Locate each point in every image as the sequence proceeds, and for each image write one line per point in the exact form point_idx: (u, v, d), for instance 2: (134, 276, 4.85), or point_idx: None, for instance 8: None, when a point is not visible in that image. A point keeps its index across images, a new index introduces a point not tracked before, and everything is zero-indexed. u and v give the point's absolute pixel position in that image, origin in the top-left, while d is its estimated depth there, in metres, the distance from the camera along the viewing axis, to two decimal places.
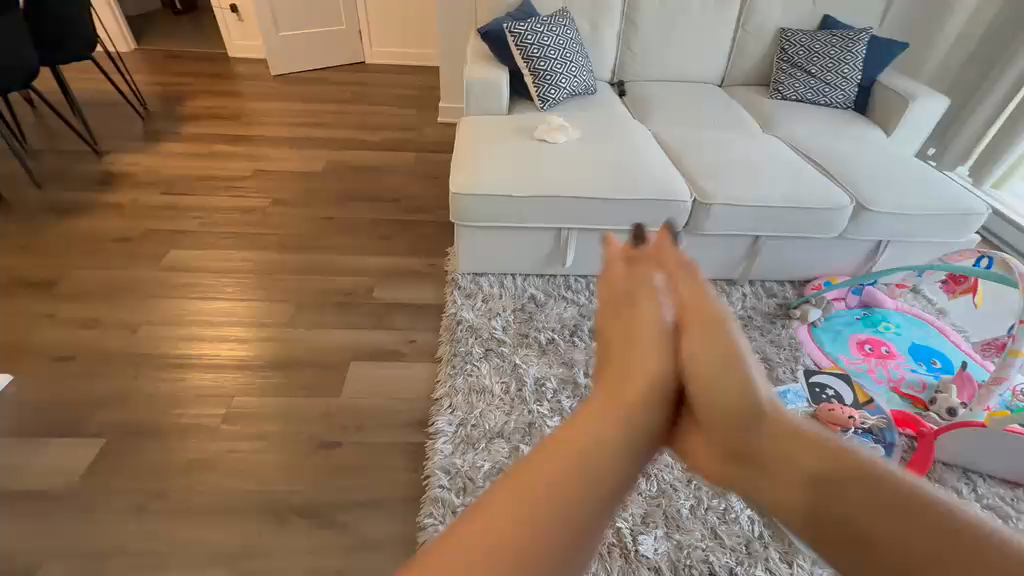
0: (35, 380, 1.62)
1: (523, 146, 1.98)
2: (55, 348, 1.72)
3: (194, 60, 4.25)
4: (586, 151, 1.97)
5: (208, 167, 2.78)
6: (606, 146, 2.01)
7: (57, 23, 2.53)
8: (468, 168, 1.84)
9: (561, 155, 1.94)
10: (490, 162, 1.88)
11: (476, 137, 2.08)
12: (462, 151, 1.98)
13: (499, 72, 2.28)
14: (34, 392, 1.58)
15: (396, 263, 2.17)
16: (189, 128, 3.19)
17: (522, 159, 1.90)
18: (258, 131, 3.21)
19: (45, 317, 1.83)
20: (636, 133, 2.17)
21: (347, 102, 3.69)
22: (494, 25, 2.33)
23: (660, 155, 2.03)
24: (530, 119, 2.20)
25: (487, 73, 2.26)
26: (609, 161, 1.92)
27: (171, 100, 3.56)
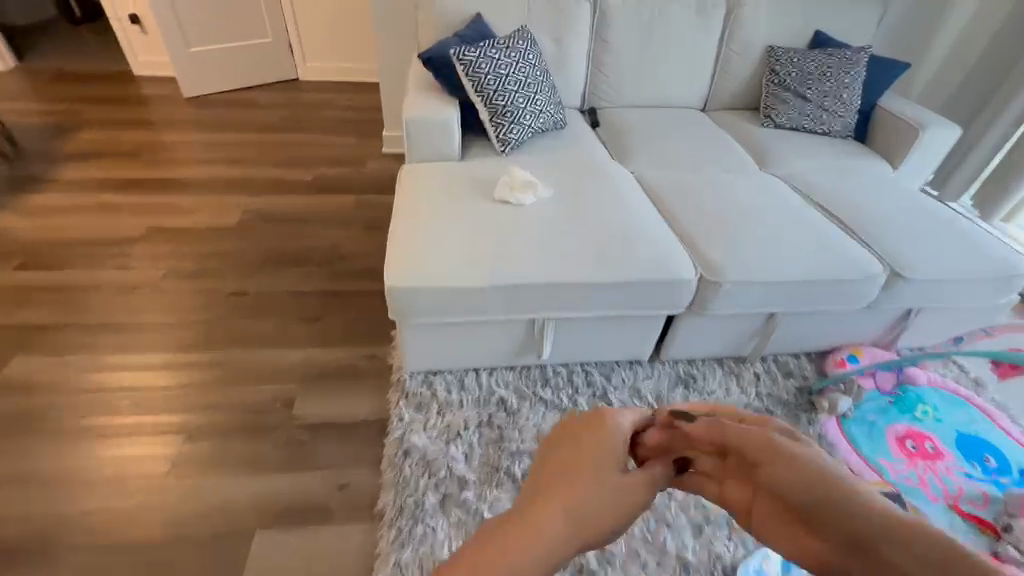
0: None
1: (481, 211, 1.55)
2: None
3: (89, 81, 3.60)
4: (562, 215, 1.55)
5: (87, 225, 2.22)
6: (585, 205, 1.60)
7: None
8: (410, 252, 1.39)
9: (530, 222, 1.51)
10: (439, 240, 1.44)
11: (421, 197, 1.63)
12: (401, 221, 1.52)
13: (448, 108, 1.84)
14: None
15: (324, 358, 1.69)
16: (72, 171, 2.60)
17: (480, 232, 1.47)
18: (160, 171, 2.66)
19: None
20: (619, 182, 1.77)
21: (273, 130, 3.15)
22: (438, 49, 1.89)
23: (652, 213, 1.63)
24: (488, 169, 1.77)
25: (433, 110, 1.82)
26: (591, 227, 1.51)
27: (52, 134, 2.93)
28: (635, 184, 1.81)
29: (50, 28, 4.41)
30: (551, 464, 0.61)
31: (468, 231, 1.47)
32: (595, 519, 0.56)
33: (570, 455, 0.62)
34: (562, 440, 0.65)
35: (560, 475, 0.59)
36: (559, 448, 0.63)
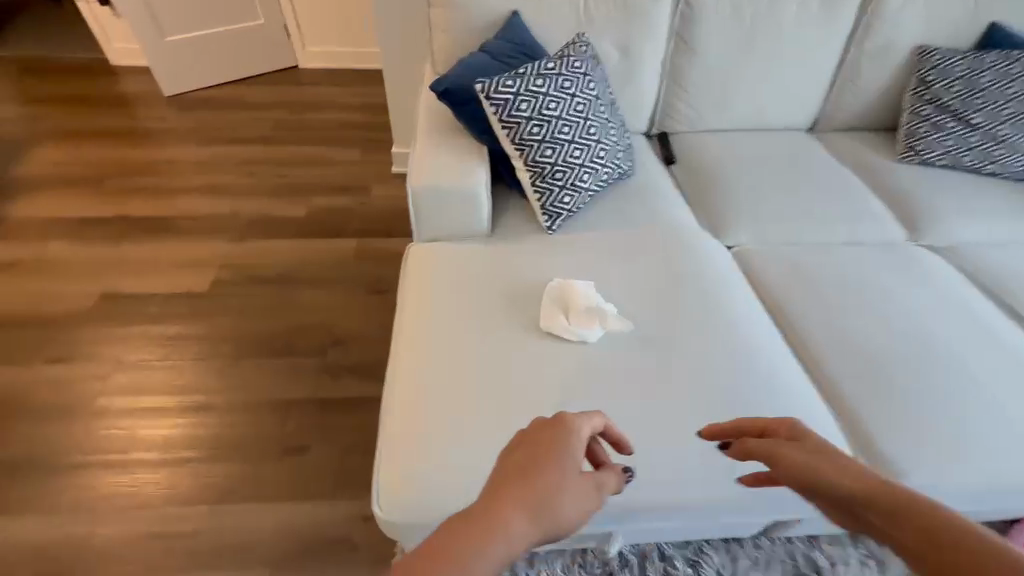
0: None
1: (525, 360, 1.06)
2: None
3: (61, 74, 3.12)
4: (641, 372, 1.07)
5: (32, 289, 1.82)
6: (671, 353, 1.11)
7: None
8: (418, 444, 0.93)
9: (596, 386, 1.04)
10: (463, 419, 0.97)
11: (435, 330, 1.11)
12: (407, 370, 1.05)
13: (470, 170, 1.29)
14: None
15: (305, 523, 1.28)
16: (25, 205, 2.18)
17: (523, 406, 1.00)
18: (126, 203, 2.21)
19: None
20: (717, 297, 1.25)
21: (264, 140, 2.63)
22: (457, 79, 1.32)
23: (766, 360, 1.14)
24: (531, 271, 1.24)
25: (448, 172, 1.27)
26: (681, 399, 1.05)
27: (10, 151, 2.50)
28: (739, 293, 1.29)
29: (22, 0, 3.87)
30: (515, 462, 0.74)
31: (506, 401, 1.00)
32: (554, 503, 0.70)
33: (533, 458, 0.75)
34: (528, 447, 0.77)
35: (526, 474, 0.72)
36: (516, 455, 0.75)
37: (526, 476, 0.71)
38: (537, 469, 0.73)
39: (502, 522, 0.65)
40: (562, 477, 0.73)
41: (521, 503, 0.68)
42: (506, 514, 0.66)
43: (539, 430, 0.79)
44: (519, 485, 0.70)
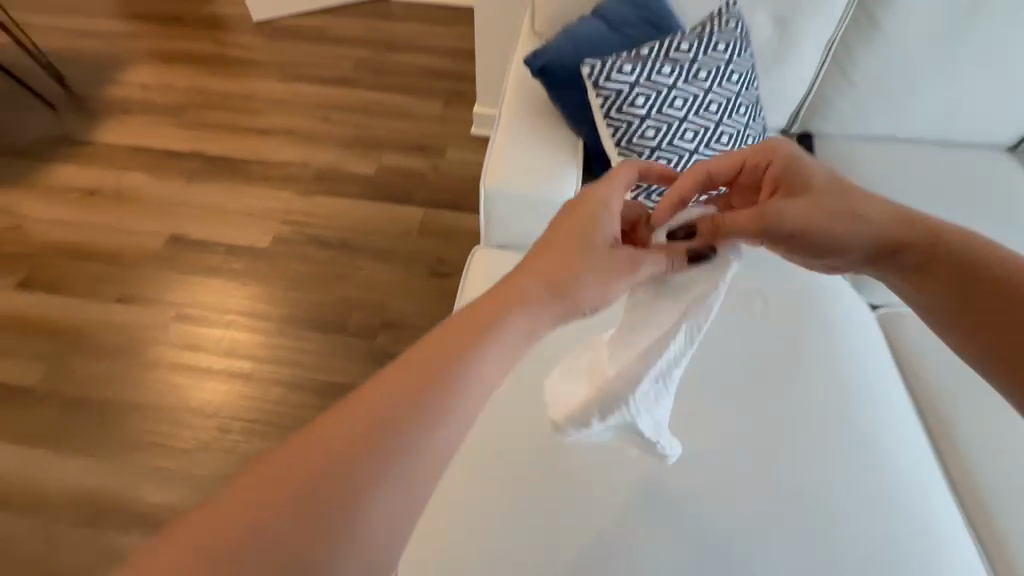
0: None
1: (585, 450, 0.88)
2: None
3: None
4: (726, 485, 0.85)
5: (107, 222, 1.84)
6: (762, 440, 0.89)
7: None
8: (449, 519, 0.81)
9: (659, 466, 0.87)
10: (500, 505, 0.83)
11: None
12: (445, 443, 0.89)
13: (559, 176, 1.06)
14: None
15: None
16: (110, 130, 2.19)
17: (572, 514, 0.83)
18: (203, 138, 2.17)
19: None
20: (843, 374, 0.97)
21: (343, 81, 2.48)
22: (560, 55, 1.06)
23: (907, 488, 0.86)
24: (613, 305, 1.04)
25: (534, 178, 1.05)
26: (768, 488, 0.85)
27: (102, 69, 2.51)
28: (881, 388, 0.97)
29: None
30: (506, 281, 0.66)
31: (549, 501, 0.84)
32: (570, 287, 0.66)
33: (516, 281, 0.65)
34: (531, 253, 0.68)
35: (524, 283, 0.65)
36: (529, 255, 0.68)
37: (508, 295, 0.64)
38: (537, 270, 0.66)
39: (461, 349, 0.58)
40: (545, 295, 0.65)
41: (507, 318, 0.62)
42: (470, 353, 0.58)
43: (542, 236, 0.70)
44: (482, 316, 0.61)
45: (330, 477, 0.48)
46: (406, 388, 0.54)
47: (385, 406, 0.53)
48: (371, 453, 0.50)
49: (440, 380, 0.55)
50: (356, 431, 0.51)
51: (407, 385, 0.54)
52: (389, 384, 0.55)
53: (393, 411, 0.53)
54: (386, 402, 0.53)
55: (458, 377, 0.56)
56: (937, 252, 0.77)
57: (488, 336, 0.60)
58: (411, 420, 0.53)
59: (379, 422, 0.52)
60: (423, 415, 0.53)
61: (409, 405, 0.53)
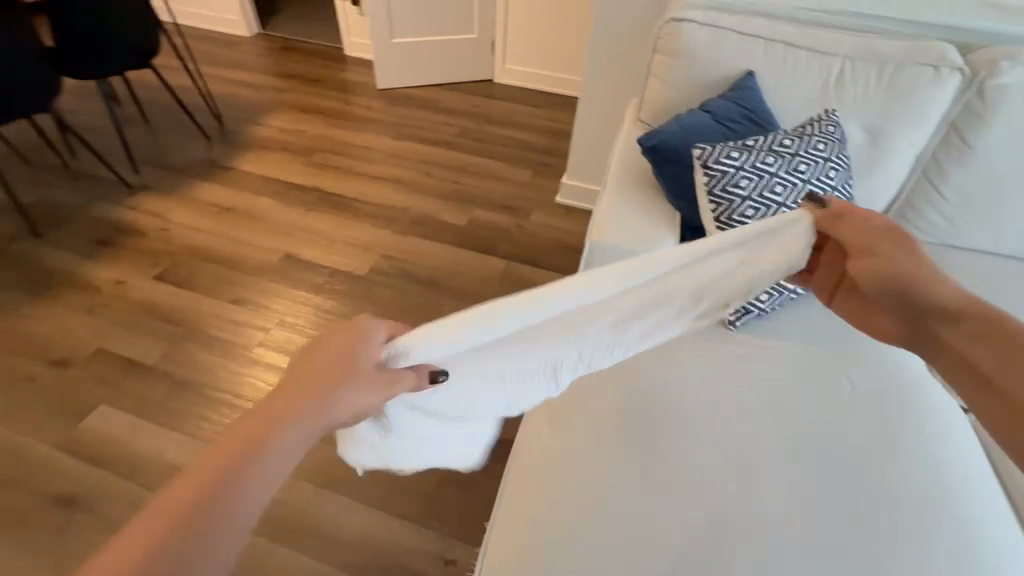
0: None
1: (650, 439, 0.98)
2: None
3: (304, 54, 3.64)
4: (757, 479, 0.93)
5: (234, 234, 2.11)
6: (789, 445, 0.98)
7: (90, 34, 2.07)
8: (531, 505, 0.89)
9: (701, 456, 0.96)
10: (572, 491, 0.91)
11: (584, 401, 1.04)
12: (530, 433, 1.00)
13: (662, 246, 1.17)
14: None
15: (386, 541, 1.26)
16: (249, 161, 2.57)
17: (632, 483, 0.92)
18: (323, 176, 2.49)
19: None
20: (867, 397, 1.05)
21: (446, 144, 2.80)
22: (670, 137, 1.21)
23: (947, 505, 0.91)
24: (693, 350, 1.13)
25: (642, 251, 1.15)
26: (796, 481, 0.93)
27: (251, 112, 2.97)
28: (906, 408, 1.04)
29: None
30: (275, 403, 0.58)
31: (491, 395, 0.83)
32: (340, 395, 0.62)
33: (328, 362, 0.64)
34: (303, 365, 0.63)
35: (289, 394, 0.60)
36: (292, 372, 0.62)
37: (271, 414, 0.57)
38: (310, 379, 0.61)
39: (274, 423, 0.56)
40: (346, 379, 0.64)
41: (277, 430, 0.56)
42: (238, 467, 0.52)
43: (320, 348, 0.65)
44: (230, 445, 0.53)
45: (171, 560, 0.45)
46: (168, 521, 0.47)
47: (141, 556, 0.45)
48: (202, 532, 0.48)
49: (259, 454, 0.53)
50: (178, 524, 0.47)
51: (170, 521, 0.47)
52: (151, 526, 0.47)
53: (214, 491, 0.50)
54: (193, 490, 0.49)
55: (274, 444, 0.55)
56: (1006, 330, 0.63)
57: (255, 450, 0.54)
58: (243, 480, 0.51)
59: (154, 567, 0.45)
60: (248, 483, 0.52)
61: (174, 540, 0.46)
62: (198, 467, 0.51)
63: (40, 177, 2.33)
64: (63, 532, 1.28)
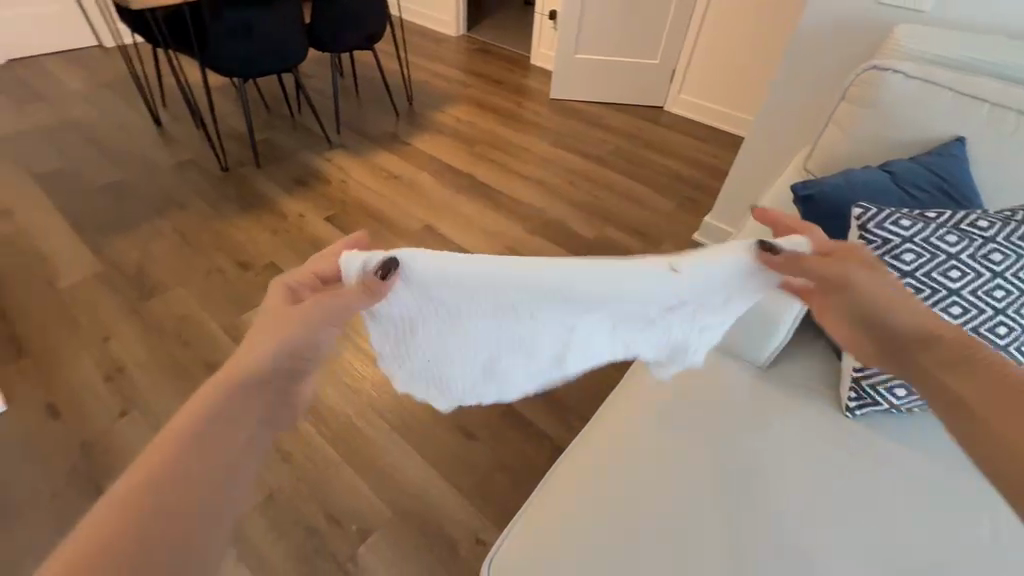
0: (28, 419, 1.49)
1: (666, 490, 0.92)
2: (72, 390, 1.57)
3: (495, 57, 4.00)
4: None
5: (393, 198, 2.43)
6: None
7: (337, 16, 2.53)
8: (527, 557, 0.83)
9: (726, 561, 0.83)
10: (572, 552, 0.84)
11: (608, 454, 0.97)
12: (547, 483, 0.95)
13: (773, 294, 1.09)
14: (12, 437, 1.45)
15: (431, 498, 1.34)
16: (423, 140, 2.92)
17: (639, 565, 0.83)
18: (478, 165, 2.72)
19: (101, 340, 1.72)
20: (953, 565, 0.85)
21: (598, 159, 2.85)
22: (831, 191, 1.10)
23: None
24: (750, 439, 0.99)
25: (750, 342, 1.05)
26: None
27: (436, 100, 3.36)
28: None
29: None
30: (235, 370, 0.57)
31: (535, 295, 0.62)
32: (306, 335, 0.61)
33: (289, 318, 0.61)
34: (263, 326, 0.61)
35: (243, 360, 0.58)
36: (256, 330, 0.60)
37: (228, 382, 0.56)
38: (272, 331, 0.60)
39: (219, 403, 0.54)
40: (304, 324, 0.61)
41: (244, 392, 0.56)
42: (211, 434, 0.51)
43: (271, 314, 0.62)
44: (203, 414, 0.52)
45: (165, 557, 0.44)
46: (155, 482, 0.46)
47: (135, 512, 0.44)
48: (195, 496, 0.47)
49: (229, 414, 0.54)
50: (119, 527, 0.43)
51: (155, 483, 0.46)
52: (134, 491, 0.45)
53: (179, 489, 0.47)
54: (141, 485, 0.46)
55: (240, 402, 0.55)
56: None
57: (223, 415, 0.53)
58: (219, 445, 0.51)
59: (143, 529, 0.44)
60: (224, 441, 0.52)
61: (159, 506, 0.46)
62: (142, 468, 0.47)
63: (272, 122, 2.93)
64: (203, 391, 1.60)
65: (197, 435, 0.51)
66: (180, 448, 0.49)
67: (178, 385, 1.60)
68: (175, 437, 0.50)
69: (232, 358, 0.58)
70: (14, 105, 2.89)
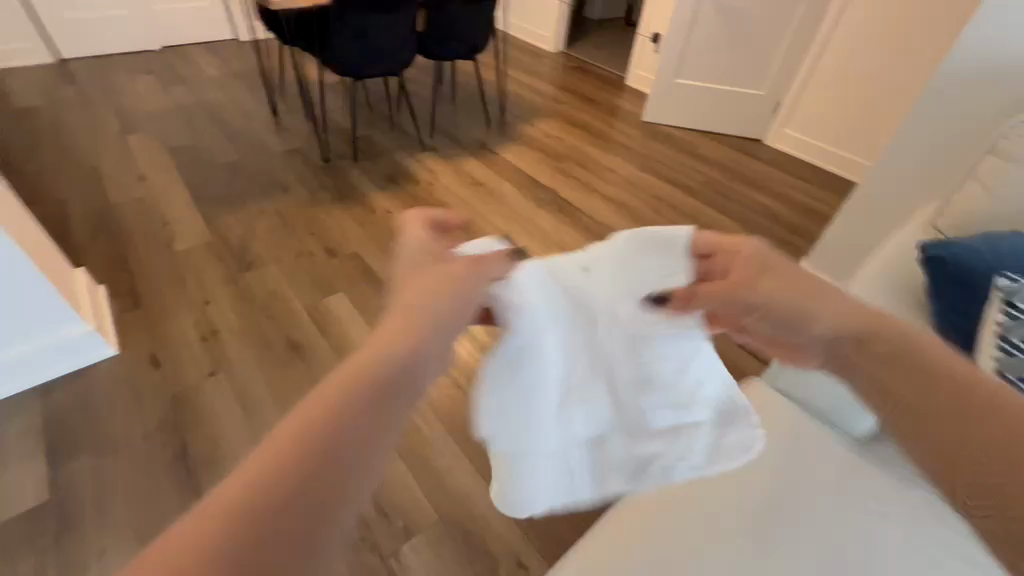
0: (131, 367, 1.65)
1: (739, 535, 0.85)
2: (171, 345, 1.73)
3: (590, 75, 4.00)
4: None
5: (475, 204, 2.48)
6: None
7: (445, 25, 2.64)
8: None
9: None
10: None
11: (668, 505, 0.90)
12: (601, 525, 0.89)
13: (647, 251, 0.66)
14: (116, 380, 1.61)
15: (478, 512, 1.33)
16: (510, 150, 2.97)
17: None
18: (562, 181, 2.72)
19: (201, 304, 1.88)
20: None
21: (686, 187, 2.75)
22: (968, 255, 0.97)
23: None
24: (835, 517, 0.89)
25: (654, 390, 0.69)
26: None
27: (527, 113, 3.41)
28: None
29: (609, 13, 5.13)
30: (388, 329, 0.46)
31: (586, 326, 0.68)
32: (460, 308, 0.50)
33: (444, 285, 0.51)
34: (418, 286, 0.51)
35: (397, 318, 0.47)
36: (409, 290, 0.51)
37: (381, 340, 0.45)
38: (424, 299, 0.50)
39: (370, 388, 0.42)
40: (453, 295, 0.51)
41: (397, 351, 0.44)
42: (361, 398, 0.41)
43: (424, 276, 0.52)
44: (354, 374, 0.42)
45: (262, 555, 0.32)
46: (298, 444, 0.37)
47: (270, 478, 0.35)
48: (343, 466, 0.37)
49: (383, 377, 0.42)
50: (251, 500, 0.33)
51: (299, 442, 0.36)
52: (271, 452, 0.36)
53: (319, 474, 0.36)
54: (302, 437, 0.37)
55: (396, 368, 0.44)
56: None
57: (373, 375, 0.42)
58: (371, 412, 0.40)
59: (281, 502, 0.34)
60: (378, 411, 0.41)
61: (298, 470, 0.35)
62: (291, 430, 0.37)
63: (373, 120, 3.11)
64: (279, 365, 1.70)
65: (348, 426, 0.38)
66: (327, 410, 0.39)
67: (259, 356, 1.72)
68: (323, 393, 0.40)
69: (388, 317, 0.48)
70: (161, 85, 3.27)
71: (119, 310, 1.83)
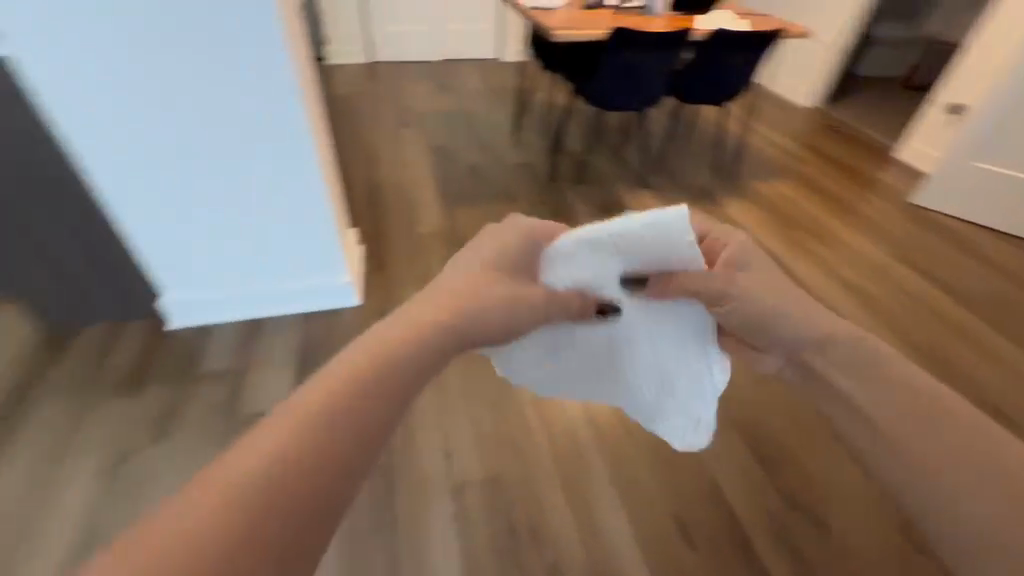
0: (359, 313, 1.96)
1: None
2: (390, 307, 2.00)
3: (850, 138, 3.51)
4: None
5: None
6: None
7: (703, 67, 2.57)
8: None
9: None
10: None
11: None
12: None
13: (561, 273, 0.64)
14: (346, 320, 1.92)
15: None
16: (734, 204, 2.76)
17: None
18: (789, 249, 2.42)
19: (421, 278, 2.15)
20: None
21: (958, 293, 2.19)
22: None
23: None
24: None
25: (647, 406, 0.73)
26: None
27: (763, 167, 3.14)
28: None
29: (887, 71, 4.46)
30: (410, 323, 0.50)
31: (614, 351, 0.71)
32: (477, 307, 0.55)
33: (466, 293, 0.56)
34: (436, 292, 0.55)
35: (415, 314, 0.51)
36: (426, 298, 0.54)
37: (401, 331, 0.48)
38: (439, 305, 0.53)
39: (416, 364, 0.47)
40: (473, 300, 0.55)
41: (414, 341, 0.48)
42: (373, 382, 0.43)
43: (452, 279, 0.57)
44: (365, 362, 0.44)
45: (303, 534, 0.36)
46: (315, 416, 0.40)
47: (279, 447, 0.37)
48: (355, 448, 0.40)
49: (396, 370, 0.45)
50: (270, 479, 0.36)
51: (315, 417, 0.40)
52: (286, 424, 0.39)
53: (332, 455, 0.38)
54: (321, 413, 0.40)
55: (408, 363, 0.46)
56: None
57: (387, 358, 0.45)
58: (382, 395, 0.43)
59: (301, 465, 0.37)
60: (389, 393, 0.44)
61: (311, 439, 0.38)
62: (297, 417, 0.39)
63: (601, 147, 3.19)
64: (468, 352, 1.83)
65: (364, 415, 0.42)
66: (341, 390, 0.42)
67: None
68: (339, 375, 0.43)
69: (399, 314, 0.51)
70: (435, 92, 3.89)
71: (367, 269, 2.18)
